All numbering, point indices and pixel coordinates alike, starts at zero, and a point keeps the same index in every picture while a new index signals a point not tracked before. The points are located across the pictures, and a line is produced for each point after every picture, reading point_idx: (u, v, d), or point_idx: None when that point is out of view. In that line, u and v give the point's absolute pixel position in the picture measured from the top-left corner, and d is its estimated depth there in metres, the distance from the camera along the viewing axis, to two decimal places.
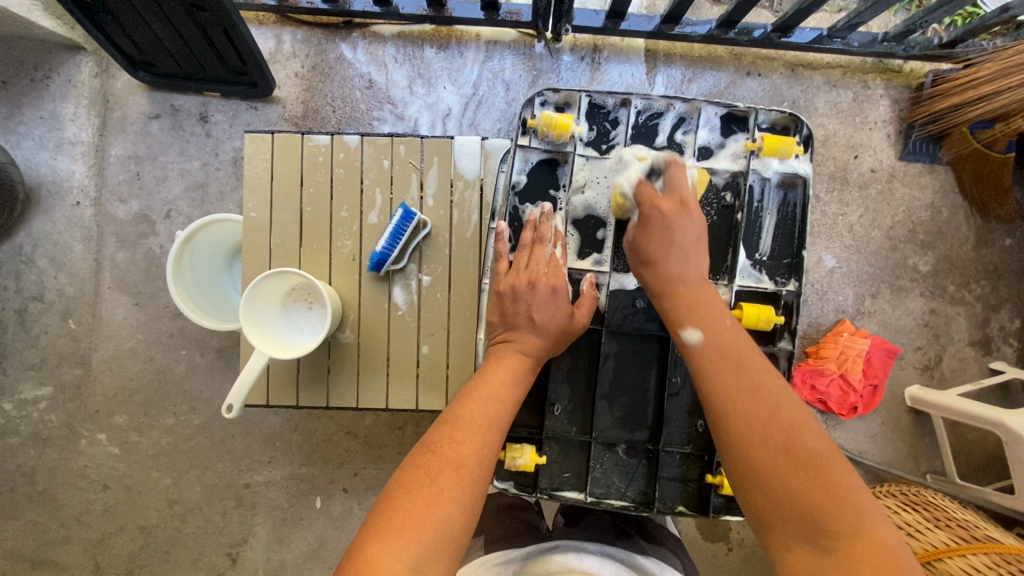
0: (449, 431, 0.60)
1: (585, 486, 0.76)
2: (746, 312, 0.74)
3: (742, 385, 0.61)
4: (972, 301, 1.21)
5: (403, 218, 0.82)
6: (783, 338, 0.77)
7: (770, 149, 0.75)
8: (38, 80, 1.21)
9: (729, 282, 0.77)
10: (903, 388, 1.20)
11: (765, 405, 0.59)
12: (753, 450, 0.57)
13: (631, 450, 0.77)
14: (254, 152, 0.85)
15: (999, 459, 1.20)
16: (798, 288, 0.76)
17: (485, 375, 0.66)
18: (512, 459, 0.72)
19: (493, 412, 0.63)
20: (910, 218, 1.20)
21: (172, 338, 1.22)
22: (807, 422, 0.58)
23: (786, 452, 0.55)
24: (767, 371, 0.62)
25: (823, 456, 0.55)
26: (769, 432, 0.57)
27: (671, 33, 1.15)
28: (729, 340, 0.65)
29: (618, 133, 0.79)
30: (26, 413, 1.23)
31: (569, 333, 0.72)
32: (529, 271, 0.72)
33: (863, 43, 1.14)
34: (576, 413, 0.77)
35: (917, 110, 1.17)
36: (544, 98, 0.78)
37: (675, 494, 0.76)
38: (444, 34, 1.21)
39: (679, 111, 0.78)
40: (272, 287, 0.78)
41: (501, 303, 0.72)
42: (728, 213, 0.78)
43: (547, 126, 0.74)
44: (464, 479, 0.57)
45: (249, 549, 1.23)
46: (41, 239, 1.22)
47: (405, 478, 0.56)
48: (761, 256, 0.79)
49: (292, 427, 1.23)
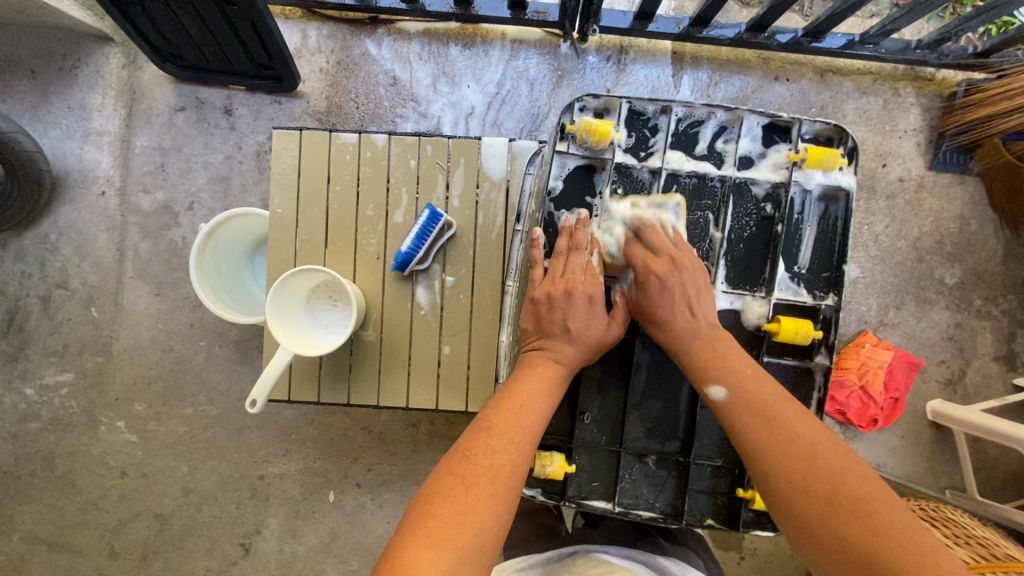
0: (483, 438, 0.61)
1: (613, 497, 0.76)
2: (785, 326, 0.73)
3: (779, 436, 0.60)
4: (998, 315, 1.19)
5: (429, 218, 0.82)
6: (820, 353, 0.76)
7: (814, 160, 0.74)
8: (66, 70, 1.22)
9: (767, 294, 0.76)
10: (925, 401, 1.18)
11: (802, 453, 0.58)
12: (799, 501, 0.56)
13: (661, 461, 0.76)
14: (281, 149, 0.85)
15: (1020, 476, 1.18)
16: (838, 303, 0.75)
17: (519, 381, 0.67)
18: (541, 466, 0.72)
19: (528, 419, 0.64)
20: (937, 229, 1.18)
21: (191, 329, 1.24)
22: (849, 466, 0.57)
23: (831, 502, 0.55)
24: (800, 417, 0.61)
25: (871, 500, 0.54)
26: (811, 483, 0.56)
27: (700, 36, 1.14)
28: (758, 390, 0.64)
29: (657, 140, 0.77)
30: (47, 399, 1.25)
31: (604, 344, 0.71)
32: (565, 280, 0.72)
33: (895, 50, 1.12)
34: (607, 423, 0.76)
35: (948, 119, 1.15)
36: (583, 104, 0.77)
37: (704, 507, 0.76)
38: (469, 32, 1.20)
39: (721, 119, 0.77)
40: (297, 285, 0.79)
41: (536, 310, 0.71)
42: (768, 224, 0.77)
43: (586, 133, 0.73)
44: (497, 487, 0.58)
45: (262, 540, 1.24)
46: (66, 227, 1.23)
47: (441, 484, 0.57)
48: (800, 269, 0.77)
49: (308, 421, 1.24)
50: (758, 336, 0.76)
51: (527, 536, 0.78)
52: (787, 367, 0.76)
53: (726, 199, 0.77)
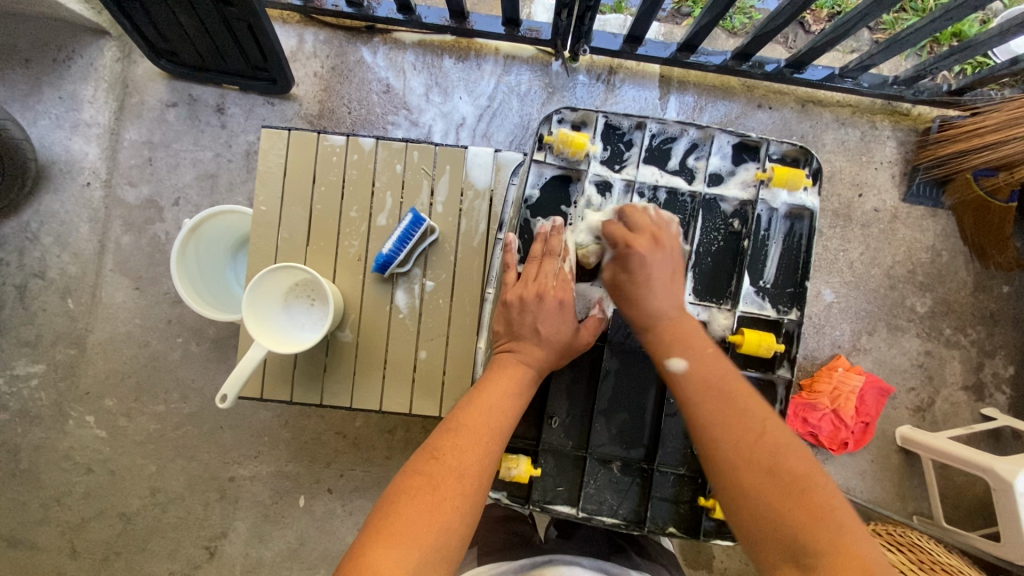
0: (452, 438, 0.61)
1: (578, 502, 0.76)
2: (748, 338, 0.74)
3: (731, 412, 0.60)
4: (967, 345, 1.22)
5: (412, 222, 0.82)
6: (782, 366, 0.77)
7: (780, 179, 0.76)
8: (60, 61, 1.22)
9: (732, 307, 0.78)
10: (894, 427, 1.20)
11: (749, 430, 0.58)
12: (738, 470, 0.56)
13: (625, 467, 0.77)
14: (269, 147, 0.86)
15: (986, 505, 1.19)
16: (800, 318, 0.77)
17: (489, 384, 0.67)
18: (506, 469, 0.72)
19: (496, 420, 0.64)
20: (910, 259, 1.21)
21: (169, 325, 1.23)
22: (791, 446, 0.57)
23: (771, 476, 0.55)
24: (750, 396, 0.62)
25: (806, 478, 0.54)
26: (752, 456, 0.57)
27: (687, 61, 1.18)
28: (717, 369, 0.64)
29: (631, 154, 0.79)
30: (17, 389, 1.22)
31: (573, 348, 0.72)
32: (537, 284, 0.72)
33: (873, 85, 1.17)
34: (574, 428, 0.77)
35: (922, 153, 1.19)
36: (562, 117, 0.79)
37: (667, 515, 0.76)
38: (464, 46, 1.23)
39: (692, 137, 0.79)
40: (276, 282, 0.79)
41: (507, 313, 0.72)
42: (735, 239, 0.79)
43: (562, 143, 0.75)
44: (466, 488, 0.58)
45: (228, 544, 1.22)
46: (48, 217, 1.22)
47: (408, 484, 0.57)
48: (765, 284, 0.79)
49: (282, 424, 1.22)
50: (723, 347, 0.78)
51: (494, 542, 0.78)
52: (750, 379, 0.77)
53: (696, 214, 0.79)
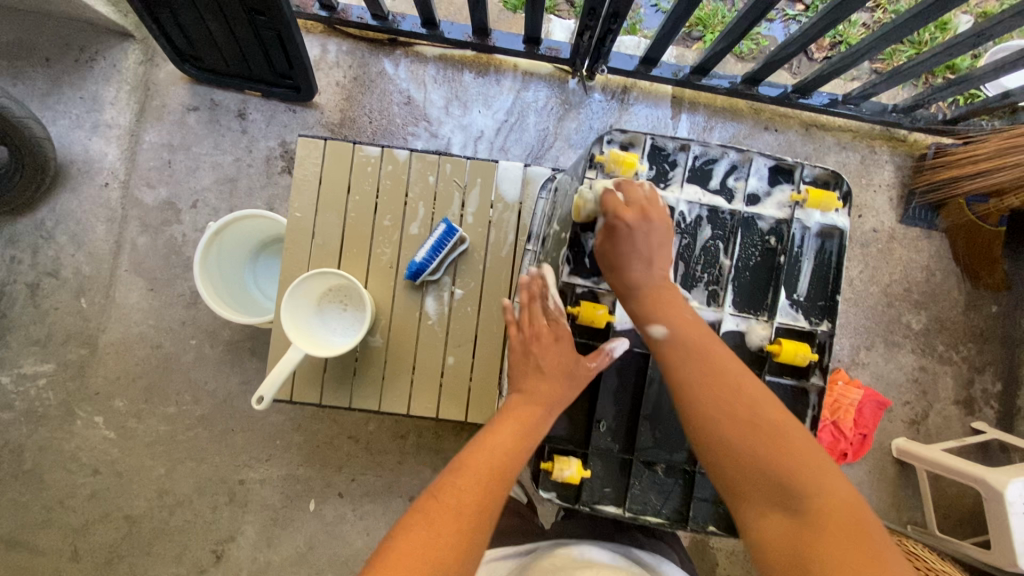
0: (452, 478, 0.63)
1: (624, 502, 0.79)
2: (785, 347, 0.77)
3: (712, 376, 0.65)
4: (958, 361, 1.28)
5: (445, 232, 0.85)
6: (815, 374, 0.80)
7: (814, 201, 0.79)
8: (82, 61, 1.23)
9: (768, 318, 0.80)
10: (890, 439, 1.25)
11: (732, 392, 0.64)
12: (723, 430, 0.63)
13: (669, 469, 0.79)
14: (305, 155, 0.88)
15: (976, 515, 1.25)
16: (831, 329, 0.80)
17: (492, 428, 0.69)
18: (559, 470, 0.74)
19: (496, 463, 0.66)
20: (905, 278, 1.27)
21: (183, 327, 1.23)
22: (769, 402, 0.64)
23: (753, 428, 0.62)
24: (728, 358, 0.68)
25: (785, 429, 0.62)
26: (735, 414, 0.63)
27: (699, 83, 1.23)
28: (693, 331, 0.69)
29: (675, 174, 0.81)
30: (23, 389, 1.21)
31: (575, 373, 0.73)
32: (533, 330, 0.76)
33: (873, 112, 1.23)
34: (621, 432, 0.79)
35: (919, 178, 1.25)
36: (612, 137, 0.80)
37: (708, 514, 0.79)
38: (484, 61, 1.27)
39: (732, 159, 0.81)
40: (311, 288, 0.81)
41: (514, 361, 0.77)
42: (771, 255, 0.81)
43: (613, 163, 0.77)
44: (462, 526, 0.59)
45: (236, 548, 1.22)
46: (64, 216, 1.22)
47: (409, 520, 0.59)
48: (798, 297, 0.81)
49: (294, 427, 1.23)
50: (761, 357, 0.80)
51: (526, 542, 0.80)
52: (784, 386, 0.80)
53: (735, 230, 0.81)
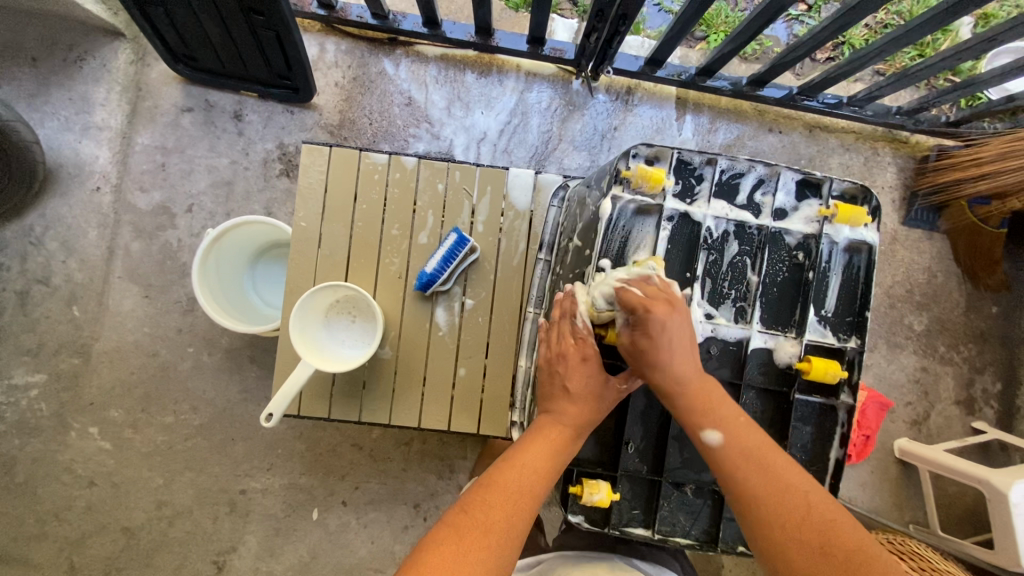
0: (482, 494, 0.63)
1: (652, 524, 0.78)
2: (816, 366, 0.75)
3: (772, 488, 0.62)
4: (959, 362, 1.29)
5: (456, 242, 0.83)
6: (844, 392, 0.79)
7: (843, 217, 0.77)
8: (70, 61, 1.18)
9: (797, 335, 0.79)
10: (892, 440, 1.26)
11: (796, 508, 0.60)
12: (791, 549, 0.59)
13: (698, 490, 0.79)
14: (309, 162, 0.85)
15: (976, 514, 1.26)
16: (861, 345, 0.78)
17: (525, 443, 0.68)
18: (589, 495, 0.72)
19: (527, 483, 0.64)
20: (908, 279, 1.28)
21: (180, 334, 1.20)
22: (840, 520, 0.60)
23: (822, 549, 0.58)
24: (789, 467, 0.64)
25: (859, 552, 0.57)
26: (801, 533, 0.59)
27: (704, 85, 1.22)
28: (749, 437, 0.65)
29: (703, 188, 0.78)
30: (14, 400, 1.18)
31: (604, 398, 0.71)
32: (559, 349, 0.73)
33: (877, 113, 1.23)
34: (648, 452, 0.79)
35: (921, 180, 1.26)
36: (637, 151, 0.76)
37: (738, 535, 0.78)
38: (486, 61, 1.25)
39: (760, 173, 0.79)
40: (319, 301, 0.79)
41: (540, 377, 0.75)
42: (798, 271, 0.80)
43: (641, 179, 0.73)
44: (489, 544, 0.58)
45: (237, 558, 1.19)
46: (54, 221, 1.18)
47: (437, 533, 0.59)
48: (826, 313, 0.80)
49: (296, 435, 1.21)
50: (789, 374, 0.79)
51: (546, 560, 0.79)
52: (812, 404, 0.79)
53: (763, 246, 0.79)
